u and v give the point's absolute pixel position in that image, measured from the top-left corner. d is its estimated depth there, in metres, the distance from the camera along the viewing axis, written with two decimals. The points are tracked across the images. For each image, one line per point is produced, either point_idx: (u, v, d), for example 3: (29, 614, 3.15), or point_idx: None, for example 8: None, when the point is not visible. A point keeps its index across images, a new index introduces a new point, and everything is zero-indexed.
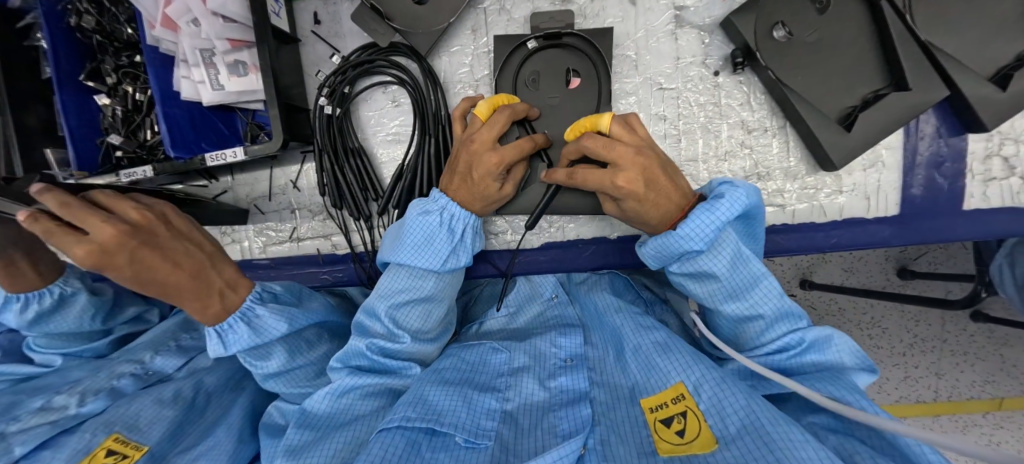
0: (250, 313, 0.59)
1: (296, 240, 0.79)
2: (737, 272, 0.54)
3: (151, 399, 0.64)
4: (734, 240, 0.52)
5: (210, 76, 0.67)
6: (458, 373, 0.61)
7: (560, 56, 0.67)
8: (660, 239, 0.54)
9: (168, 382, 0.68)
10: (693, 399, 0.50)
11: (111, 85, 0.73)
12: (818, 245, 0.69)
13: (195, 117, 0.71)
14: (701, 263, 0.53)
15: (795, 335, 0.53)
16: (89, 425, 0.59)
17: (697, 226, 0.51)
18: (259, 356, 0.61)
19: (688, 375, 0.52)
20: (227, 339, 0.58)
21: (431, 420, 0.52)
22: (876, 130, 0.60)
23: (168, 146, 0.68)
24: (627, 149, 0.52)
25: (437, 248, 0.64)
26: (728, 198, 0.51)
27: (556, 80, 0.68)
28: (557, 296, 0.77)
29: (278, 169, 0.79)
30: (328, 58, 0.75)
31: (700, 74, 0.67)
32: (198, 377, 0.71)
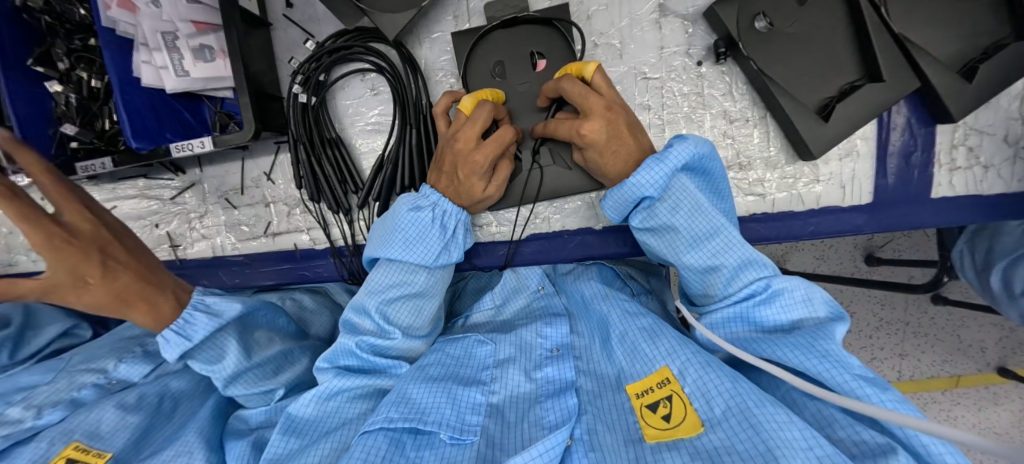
0: (205, 305, 0.60)
1: (272, 235, 0.77)
2: (695, 221, 0.55)
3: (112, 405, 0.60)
4: (686, 191, 0.56)
5: (173, 61, 0.63)
6: (443, 369, 0.60)
7: (522, 41, 0.66)
8: (614, 190, 0.57)
9: (134, 387, 0.65)
10: (678, 383, 0.50)
11: (63, 71, 0.68)
12: (797, 233, 0.70)
13: (157, 103, 0.67)
14: (659, 212, 0.56)
15: (761, 283, 0.52)
16: (49, 435, 0.56)
17: (648, 172, 0.54)
18: (213, 355, 0.59)
19: (672, 359, 0.52)
20: (188, 333, 0.58)
21: (417, 419, 0.51)
22: (852, 120, 0.61)
23: (128, 135, 0.63)
24: (599, 101, 0.55)
25: (428, 246, 0.63)
26: (675, 148, 0.54)
27: (519, 64, 0.67)
28: (543, 287, 0.76)
29: (250, 160, 0.75)
30: (302, 44, 0.71)
31: (684, 64, 0.67)
32: (165, 383, 0.67)
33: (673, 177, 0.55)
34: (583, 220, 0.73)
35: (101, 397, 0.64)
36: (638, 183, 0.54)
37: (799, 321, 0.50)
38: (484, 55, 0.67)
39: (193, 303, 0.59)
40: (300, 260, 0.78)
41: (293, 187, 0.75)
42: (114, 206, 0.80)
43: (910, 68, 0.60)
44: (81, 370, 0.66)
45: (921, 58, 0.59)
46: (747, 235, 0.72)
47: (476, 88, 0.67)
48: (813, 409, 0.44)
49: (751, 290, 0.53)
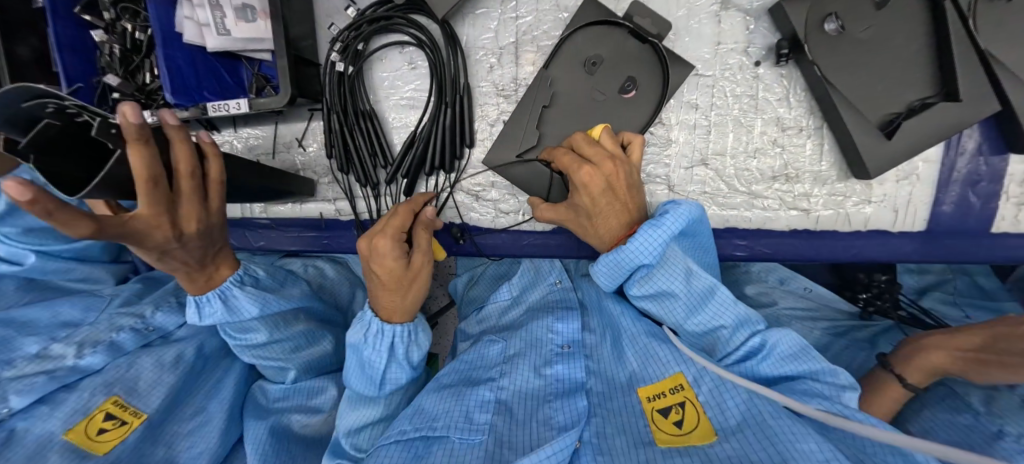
0: (227, 291, 0.58)
1: (299, 202, 0.77)
2: (691, 287, 0.52)
3: (150, 362, 0.63)
4: (680, 258, 0.52)
5: (215, 19, 0.63)
6: (457, 376, 0.62)
7: (628, 61, 0.62)
8: (610, 254, 0.53)
9: (172, 344, 0.67)
10: (693, 390, 0.49)
11: (109, 21, 0.68)
12: (838, 254, 0.67)
13: (197, 60, 0.67)
14: (657, 278, 0.52)
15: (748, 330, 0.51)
16: (88, 384, 0.58)
17: (644, 240, 0.50)
18: (240, 330, 0.62)
19: (687, 367, 0.51)
20: (203, 311, 0.58)
21: (430, 427, 0.52)
22: (916, 141, 0.57)
23: (167, 92, 0.64)
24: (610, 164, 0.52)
25: (445, 356, 0.60)
26: (671, 215, 0.51)
27: (612, 82, 0.63)
28: (561, 282, 0.76)
29: (284, 124, 0.75)
30: (343, 10, 0.69)
31: (740, 62, 0.63)
32: (198, 337, 0.69)
33: (668, 245, 0.51)
34: None
35: (139, 344, 0.65)
36: (633, 249, 0.50)
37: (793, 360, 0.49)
38: (588, 40, 0.62)
39: (220, 286, 0.58)
40: (325, 230, 0.78)
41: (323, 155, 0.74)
42: None
43: (993, 90, 0.55)
44: (122, 310, 0.69)
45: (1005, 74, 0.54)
46: (784, 250, 0.68)
47: (569, 43, 0.63)
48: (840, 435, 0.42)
49: (753, 350, 0.50)
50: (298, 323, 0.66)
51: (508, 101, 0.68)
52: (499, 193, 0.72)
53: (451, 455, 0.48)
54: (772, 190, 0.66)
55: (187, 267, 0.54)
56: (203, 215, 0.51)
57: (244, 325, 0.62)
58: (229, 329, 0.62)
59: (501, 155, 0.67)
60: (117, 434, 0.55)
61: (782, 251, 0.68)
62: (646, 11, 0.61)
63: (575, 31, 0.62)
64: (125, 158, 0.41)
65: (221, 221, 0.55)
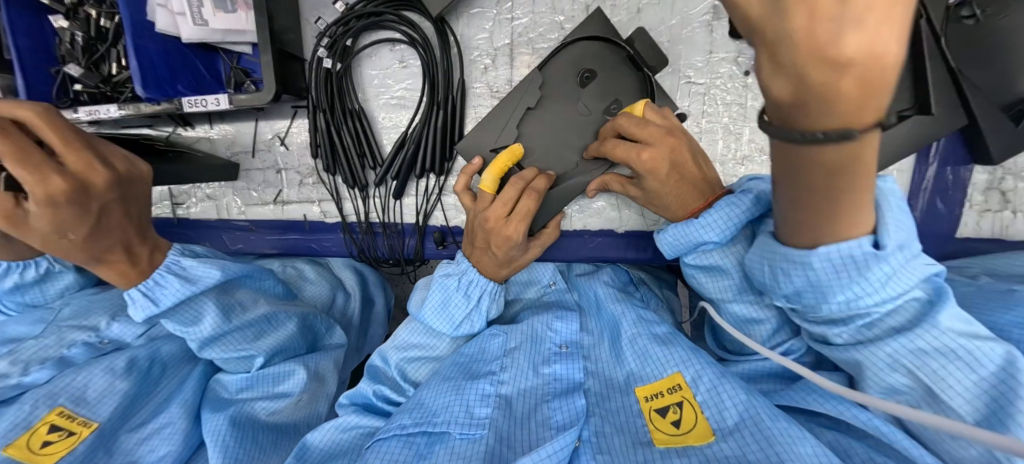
0: (175, 265, 0.57)
1: (280, 204, 0.74)
2: None
3: (100, 368, 0.57)
4: (750, 241, 0.50)
5: (191, 8, 0.59)
6: (456, 367, 0.60)
7: (617, 81, 0.62)
8: (679, 225, 0.52)
9: (125, 349, 0.61)
10: (690, 390, 0.50)
11: (70, 6, 0.62)
12: None
13: (171, 53, 0.62)
14: (721, 256, 0.51)
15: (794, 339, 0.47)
16: (29, 397, 0.53)
17: (718, 217, 0.49)
18: (189, 320, 0.57)
19: (685, 367, 0.51)
20: (157, 297, 0.56)
21: (429, 423, 0.51)
22: (894, 151, 0.60)
23: (138, 85, 0.59)
24: (657, 129, 0.52)
25: (452, 312, 0.63)
26: (757, 195, 0.48)
27: (600, 98, 0.62)
28: (555, 283, 0.75)
29: (265, 121, 0.71)
30: (330, 3, 0.67)
31: (730, 72, 0.64)
32: (156, 346, 0.64)
33: (743, 225, 0.50)
34: (605, 222, 0.72)
35: (93, 357, 0.60)
36: (707, 224, 0.49)
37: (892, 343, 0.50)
38: (585, 52, 0.61)
39: (163, 264, 0.57)
40: (308, 233, 0.75)
41: (307, 155, 0.71)
42: None
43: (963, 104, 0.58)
44: (70, 322, 0.63)
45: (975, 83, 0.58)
46: None
47: (562, 55, 0.62)
48: (830, 437, 0.44)
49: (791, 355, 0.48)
50: (255, 306, 0.63)
51: None
52: None
53: (453, 454, 0.48)
54: None
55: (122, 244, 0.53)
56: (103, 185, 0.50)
57: (191, 307, 0.58)
58: (178, 323, 0.56)
59: (478, 144, 0.63)
60: (64, 444, 0.50)
61: None
62: (646, 37, 0.60)
63: (574, 40, 0.61)
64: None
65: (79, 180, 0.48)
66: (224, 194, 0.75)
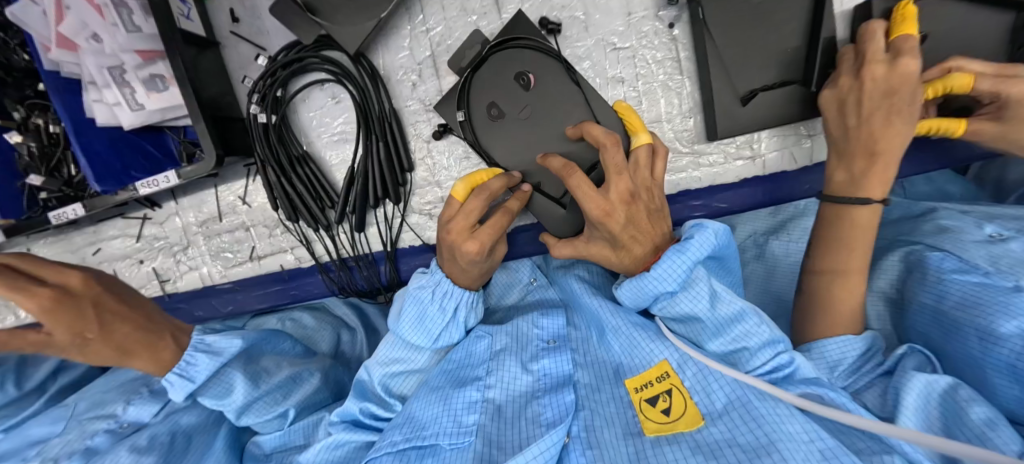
0: (201, 342, 0.60)
1: (256, 260, 0.76)
2: (715, 311, 0.49)
3: (125, 449, 0.57)
4: (704, 284, 0.48)
5: (125, 96, 0.61)
6: (444, 375, 0.59)
7: (552, 80, 0.61)
8: (633, 281, 0.51)
9: (145, 428, 0.62)
10: (678, 376, 0.48)
11: (20, 120, 0.66)
12: (792, 195, 0.66)
13: (119, 144, 0.65)
14: (682, 304, 0.49)
15: (781, 355, 0.46)
16: None
17: (668, 268, 0.48)
18: (220, 393, 0.60)
19: (671, 352, 0.50)
20: (191, 375, 0.58)
21: (419, 437, 0.50)
22: (766, 114, 0.60)
23: (92, 180, 0.62)
24: (623, 179, 0.49)
25: (429, 326, 0.59)
26: (697, 239, 0.48)
27: (537, 96, 0.61)
28: (536, 279, 0.74)
29: (223, 186, 0.73)
30: (255, 60, 0.69)
31: (654, 28, 0.62)
32: (175, 419, 0.64)
33: (693, 268, 0.48)
34: None
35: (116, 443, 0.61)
36: (659, 275, 0.49)
37: (997, 264, 0.51)
38: (523, 51, 0.61)
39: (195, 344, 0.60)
40: (288, 281, 0.77)
41: (269, 208, 0.73)
42: (98, 249, 0.79)
43: None
44: (91, 413, 0.65)
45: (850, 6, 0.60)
46: (744, 202, 0.67)
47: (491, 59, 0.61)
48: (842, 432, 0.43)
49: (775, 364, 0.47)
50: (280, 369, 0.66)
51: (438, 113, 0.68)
52: None
53: None
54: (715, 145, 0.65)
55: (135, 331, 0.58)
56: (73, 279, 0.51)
57: (220, 380, 0.61)
58: (209, 396, 0.60)
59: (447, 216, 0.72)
60: None
61: (740, 203, 0.67)
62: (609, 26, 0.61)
63: (513, 40, 0.60)
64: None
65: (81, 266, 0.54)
66: (202, 262, 0.77)
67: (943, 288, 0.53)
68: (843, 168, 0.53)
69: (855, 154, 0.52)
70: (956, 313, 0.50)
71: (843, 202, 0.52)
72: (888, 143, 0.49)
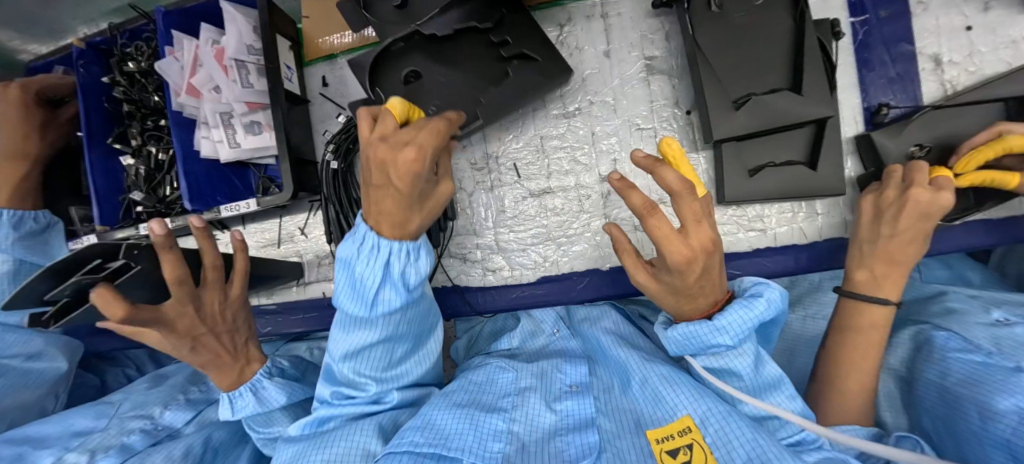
0: (258, 383, 0.65)
1: (303, 285, 0.84)
2: (760, 373, 0.51)
3: (161, 456, 0.61)
4: (749, 349, 0.50)
5: (228, 136, 0.74)
6: (467, 396, 0.62)
7: (774, 25, 0.65)
8: (688, 326, 0.50)
9: (180, 439, 0.66)
10: (699, 432, 0.50)
11: (135, 147, 0.79)
12: (802, 268, 0.71)
13: (213, 173, 0.77)
14: (728, 359, 0.50)
15: (785, 389, 0.52)
16: None
17: (733, 319, 0.47)
18: (262, 423, 0.65)
19: (695, 407, 0.52)
20: (235, 405, 0.64)
21: (442, 445, 0.52)
22: (775, 188, 0.68)
23: (187, 199, 0.74)
24: (704, 233, 0.41)
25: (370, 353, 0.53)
26: (767, 298, 0.48)
27: (766, 34, 0.65)
28: (559, 331, 0.77)
29: (287, 217, 0.84)
30: (334, 116, 0.83)
31: (673, 114, 0.72)
32: (207, 434, 0.69)
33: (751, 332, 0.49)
34: (592, 262, 0.76)
35: (149, 444, 0.65)
36: (722, 328, 0.47)
37: (999, 345, 0.56)
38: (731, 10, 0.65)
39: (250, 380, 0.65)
40: (327, 309, 0.83)
41: (323, 240, 0.82)
42: None
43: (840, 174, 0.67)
44: (131, 412, 0.69)
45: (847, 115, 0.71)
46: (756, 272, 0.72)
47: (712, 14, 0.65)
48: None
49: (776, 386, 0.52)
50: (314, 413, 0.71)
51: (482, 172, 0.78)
52: (484, 253, 0.79)
53: None
54: (729, 217, 0.72)
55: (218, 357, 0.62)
56: (224, 299, 0.64)
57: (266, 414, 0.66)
58: (253, 424, 0.65)
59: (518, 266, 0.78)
60: None
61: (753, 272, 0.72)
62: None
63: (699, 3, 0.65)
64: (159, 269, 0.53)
65: (242, 309, 0.67)
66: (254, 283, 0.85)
67: (946, 366, 0.58)
68: (864, 268, 0.61)
69: (874, 258, 0.60)
70: (959, 389, 0.55)
71: (861, 298, 0.60)
72: (905, 255, 0.59)
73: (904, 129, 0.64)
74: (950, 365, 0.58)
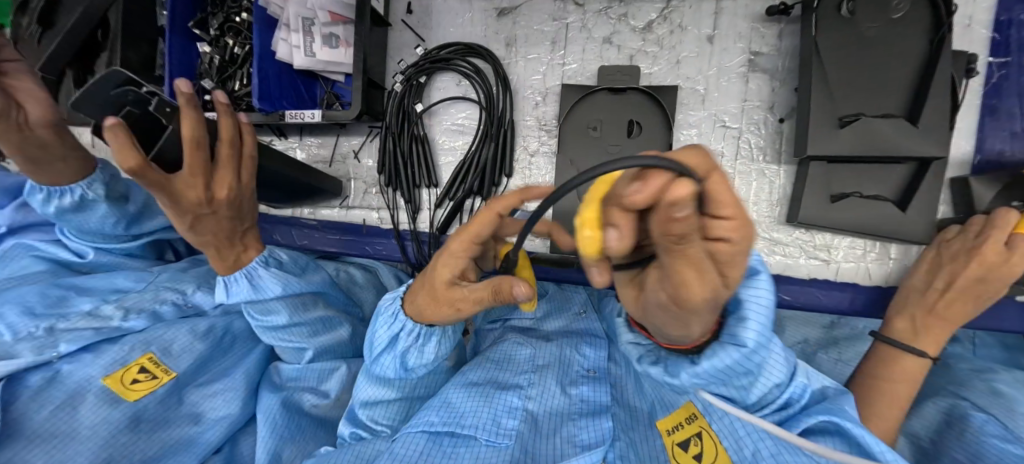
0: (253, 271, 0.61)
1: (345, 208, 0.84)
2: (753, 356, 0.33)
3: (185, 328, 0.66)
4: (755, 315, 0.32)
5: (305, 43, 0.73)
6: (483, 373, 0.62)
7: (906, 36, 0.58)
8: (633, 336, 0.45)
9: (205, 316, 0.70)
10: (706, 420, 0.44)
11: (214, 36, 0.80)
12: (856, 309, 0.66)
13: (284, 76, 0.77)
14: (756, 359, 0.34)
15: (796, 383, 0.40)
16: (130, 340, 0.62)
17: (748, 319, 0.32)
18: (260, 311, 0.63)
19: (699, 396, 0.47)
20: (231, 290, 0.61)
21: (456, 424, 0.52)
22: (853, 220, 0.63)
23: (256, 97, 0.73)
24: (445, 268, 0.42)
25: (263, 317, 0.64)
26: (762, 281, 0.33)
27: (892, 45, 0.59)
28: (586, 312, 0.75)
29: (344, 138, 0.83)
30: (411, 47, 0.80)
31: (764, 118, 0.68)
32: (230, 319, 0.72)
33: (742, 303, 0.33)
34: None
35: (177, 317, 0.68)
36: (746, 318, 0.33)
37: None
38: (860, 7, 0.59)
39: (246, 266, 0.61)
40: (363, 236, 0.83)
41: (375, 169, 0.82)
42: None
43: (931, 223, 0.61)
44: (165, 283, 0.70)
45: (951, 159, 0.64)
46: (803, 302, 0.69)
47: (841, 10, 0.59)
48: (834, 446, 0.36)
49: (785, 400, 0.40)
50: (318, 309, 0.67)
51: (548, 135, 0.75)
52: None
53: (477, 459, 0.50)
54: (793, 239, 0.69)
55: (218, 239, 0.57)
56: (237, 183, 0.56)
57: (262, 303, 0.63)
58: (252, 310, 0.63)
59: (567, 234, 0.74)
60: (147, 385, 0.59)
61: (801, 301, 0.68)
62: None
63: None
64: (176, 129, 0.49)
65: (252, 196, 0.60)
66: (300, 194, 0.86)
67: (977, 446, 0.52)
68: (905, 318, 0.57)
69: (918, 307, 0.56)
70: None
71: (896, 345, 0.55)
72: (957, 313, 0.54)
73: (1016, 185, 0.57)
74: (984, 450, 0.52)
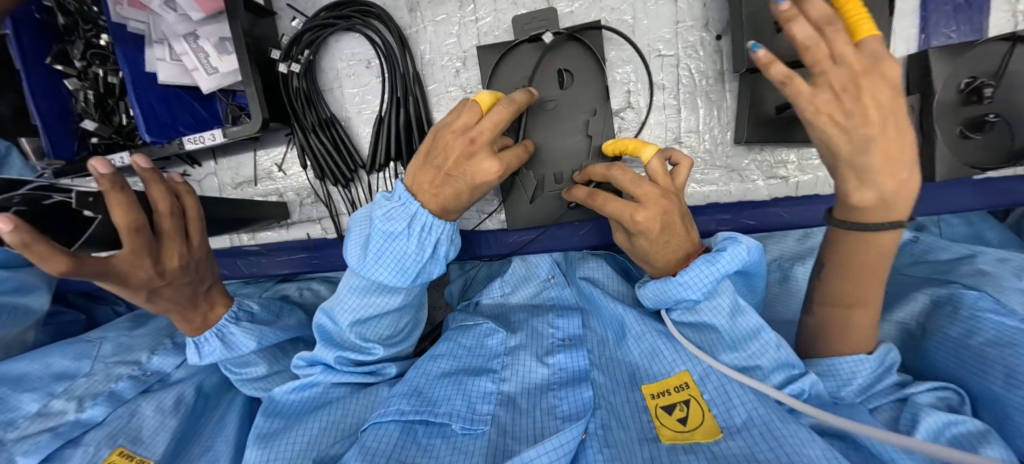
0: (224, 328, 0.61)
1: (285, 226, 0.78)
2: (736, 323, 0.50)
3: (150, 407, 0.60)
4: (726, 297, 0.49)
5: (201, 61, 0.65)
6: (455, 362, 0.60)
7: None
8: (658, 282, 0.51)
9: (170, 386, 0.63)
10: (698, 388, 0.48)
11: (80, 68, 0.69)
12: (821, 219, 0.65)
13: (170, 98, 0.68)
14: (701, 313, 0.50)
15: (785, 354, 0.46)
16: (93, 438, 0.54)
17: (696, 275, 0.48)
18: (239, 364, 0.63)
19: (693, 364, 0.50)
20: (202, 350, 0.61)
21: (429, 412, 0.51)
22: None
23: (143, 130, 0.65)
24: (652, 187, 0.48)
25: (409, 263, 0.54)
26: (729, 252, 0.48)
27: None
28: (554, 276, 0.73)
29: (262, 151, 0.76)
30: None
31: (701, 39, 0.62)
32: (198, 381, 0.66)
33: (720, 281, 0.49)
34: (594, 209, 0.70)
35: (139, 391, 0.62)
36: (687, 280, 0.48)
37: None
38: None
39: (216, 325, 0.61)
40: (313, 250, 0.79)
41: (303, 178, 0.76)
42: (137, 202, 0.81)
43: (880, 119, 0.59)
44: (114, 358, 0.64)
45: (898, 41, 0.59)
46: (771, 223, 0.67)
47: None
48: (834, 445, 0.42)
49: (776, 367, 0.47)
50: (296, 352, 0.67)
51: None
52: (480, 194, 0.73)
53: (455, 450, 0.49)
54: (749, 161, 0.65)
55: (180, 306, 0.57)
56: (186, 251, 0.54)
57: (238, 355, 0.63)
58: (230, 364, 0.63)
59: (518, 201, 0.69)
60: None
61: (769, 223, 0.66)
62: None
63: None
64: (108, 217, 0.44)
65: (205, 254, 0.58)
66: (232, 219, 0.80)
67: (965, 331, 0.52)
68: None
69: None
70: (978, 351, 0.49)
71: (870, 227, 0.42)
72: None
73: (967, 55, 0.54)
74: (973, 327, 0.51)
